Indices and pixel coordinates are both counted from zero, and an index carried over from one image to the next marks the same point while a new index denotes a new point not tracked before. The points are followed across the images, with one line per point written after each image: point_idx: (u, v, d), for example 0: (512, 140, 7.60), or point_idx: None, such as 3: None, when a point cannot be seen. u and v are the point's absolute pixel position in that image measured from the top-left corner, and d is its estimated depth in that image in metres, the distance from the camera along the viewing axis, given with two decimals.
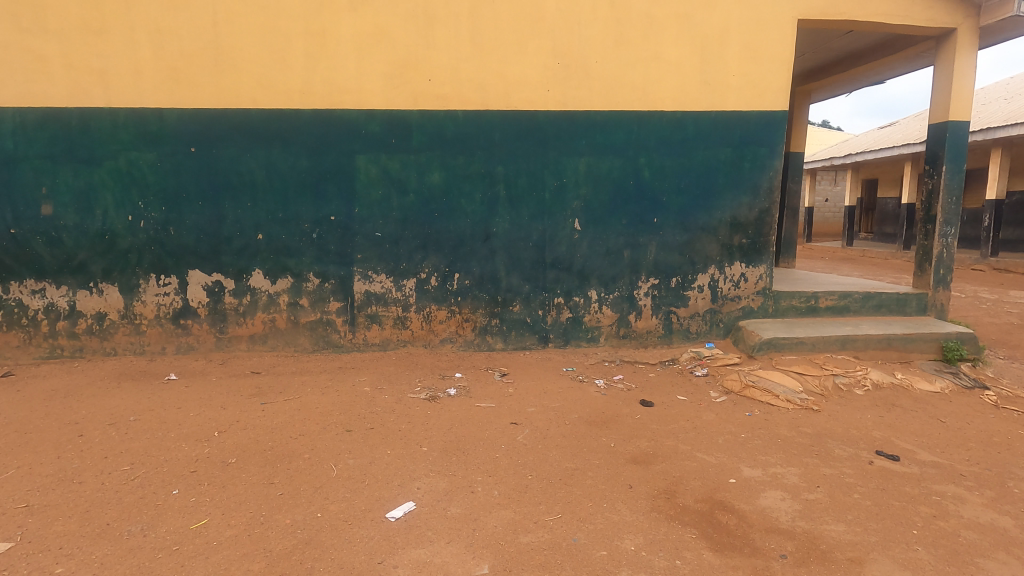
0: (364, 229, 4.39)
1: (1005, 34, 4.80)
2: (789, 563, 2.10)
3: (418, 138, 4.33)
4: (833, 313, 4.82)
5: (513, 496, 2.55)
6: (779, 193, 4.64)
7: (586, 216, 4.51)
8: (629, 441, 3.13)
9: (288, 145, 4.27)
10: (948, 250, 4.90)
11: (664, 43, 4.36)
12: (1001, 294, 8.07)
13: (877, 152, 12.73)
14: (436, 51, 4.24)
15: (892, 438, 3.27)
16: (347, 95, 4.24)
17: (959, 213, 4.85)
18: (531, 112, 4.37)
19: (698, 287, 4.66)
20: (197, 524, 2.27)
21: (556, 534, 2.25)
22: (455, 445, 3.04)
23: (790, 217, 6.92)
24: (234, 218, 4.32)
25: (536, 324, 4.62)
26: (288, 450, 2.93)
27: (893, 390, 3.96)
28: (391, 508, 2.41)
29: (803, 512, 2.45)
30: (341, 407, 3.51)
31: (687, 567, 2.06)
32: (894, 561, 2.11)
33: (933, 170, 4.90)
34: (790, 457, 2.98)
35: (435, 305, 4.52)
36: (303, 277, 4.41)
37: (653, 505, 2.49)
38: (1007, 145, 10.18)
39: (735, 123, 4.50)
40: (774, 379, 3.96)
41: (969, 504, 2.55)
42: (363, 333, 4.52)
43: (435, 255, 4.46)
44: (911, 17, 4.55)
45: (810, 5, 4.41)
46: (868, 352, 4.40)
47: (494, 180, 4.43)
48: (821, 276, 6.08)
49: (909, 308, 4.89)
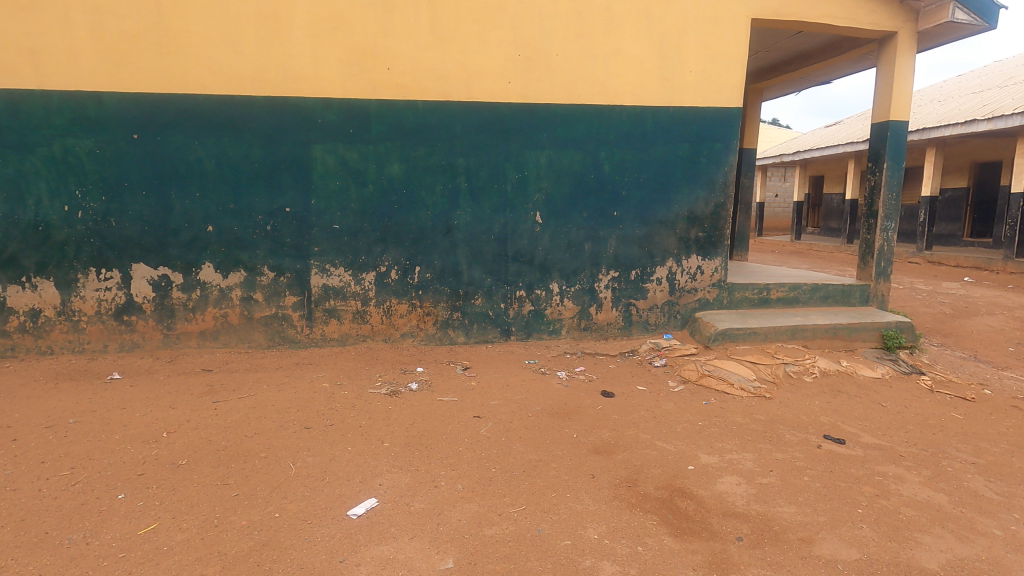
0: (321, 221, 4.27)
1: (941, 40, 5.08)
2: (745, 545, 2.17)
3: (378, 128, 4.23)
4: (783, 304, 5.00)
5: (477, 490, 2.53)
6: (734, 188, 4.76)
7: (547, 209, 4.52)
8: (591, 432, 3.17)
9: (239, 133, 4.10)
10: (889, 243, 5.15)
11: (624, 39, 4.41)
12: (935, 285, 8.59)
13: (823, 150, 13.24)
14: (396, 39, 4.15)
15: (838, 422, 3.43)
16: (303, 82, 4.10)
17: (898, 208, 5.10)
18: (493, 104, 4.34)
19: (657, 279, 4.75)
20: (146, 529, 2.16)
21: (520, 526, 2.26)
22: (417, 440, 3.01)
23: (743, 212, 7.12)
24: (182, 210, 4.12)
25: (498, 317, 4.61)
26: (243, 450, 2.83)
27: (839, 377, 4.15)
28: (353, 506, 2.36)
29: (757, 495, 2.54)
30: (298, 404, 3.41)
31: (649, 553, 2.11)
32: (841, 540, 2.21)
33: (875, 167, 5.14)
34: (745, 444, 3.08)
35: (396, 298, 4.45)
36: (256, 270, 4.26)
37: (615, 494, 2.52)
38: (941, 145, 10.80)
39: (692, 119, 4.59)
40: (729, 368, 4.09)
41: (908, 482, 2.70)
42: (321, 328, 4.40)
43: (395, 248, 4.38)
44: (856, 19, 4.74)
45: (762, 6, 4.53)
46: (816, 341, 4.59)
47: (456, 172, 4.38)
48: (772, 269, 6.28)
49: (853, 298, 5.13)
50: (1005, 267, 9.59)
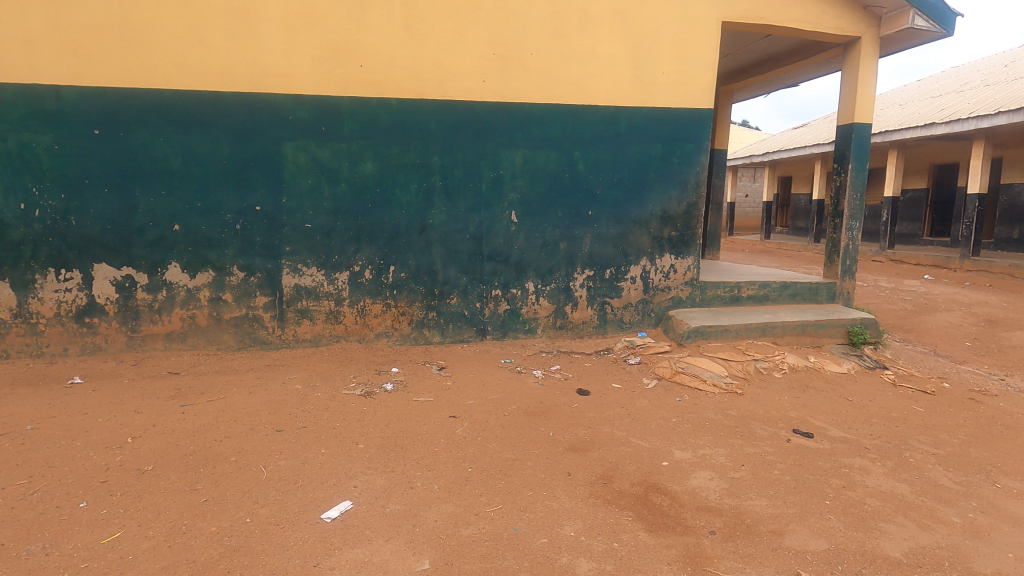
0: (293, 220, 4.20)
1: (902, 45, 5.25)
2: (718, 538, 2.21)
3: (351, 126, 4.17)
4: (754, 302, 5.11)
5: (453, 490, 2.52)
6: (705, 188, 4.84)
7: (522, 208, 4.53)
8: (567, 430, 3.18)
9: (207, 129, 3.99)
10: (854, 242, 5.31)
11: (598, 39, 4.44)
12: (898, 283, 8.89)
13: (791, 151, 13.55)
14: (369, 36, 4.10)
15: (807, 417, 3.52)
16: (274, 78, 4.02)
17: (862, 208, 5.26)
18: (467, 103, 4.32)
19: (631, 278, 4.80)
20: (109, 538, 2.09)
21: (496, 525, 2.26)
22: (392, 441, 2.98)
23: (714, 211, 7.24)
24: (147, 208, 4.01)
25: (474, 317, 4.59)
26: (212, 454, 2.76)
27: (807, 372, 4.26)
28: (327, 509, 2.32)
29: (729, 489, 2.58)
30: (270, 407, 3.34)
31: (624, 549, 2.13)
32: (810, 531, 2.27)
33: (840, 168, 5.28)
34: (717, 439, 3.14)
35: (370, 298, 4.39)
36: (225, 270, 4.16)
37: (591, 491, 2.54)
38: (903, 147, 11.17)
39: (665, 120, 4.65)
40: (702, 365, 4.16)
41: (873, 474, 2.79)
42: (293, 329, 4.32)
43: (369, 247, 4.33)
44: (822, 23, 4.86)
45: (732, 9, 4.61)
46: (785, 337, 4.70)
47: (430, 171, 4.35)
48: (741, 267, 6.40)
49: (820, 296, 5.27)
50: (961, 266, 9.97)
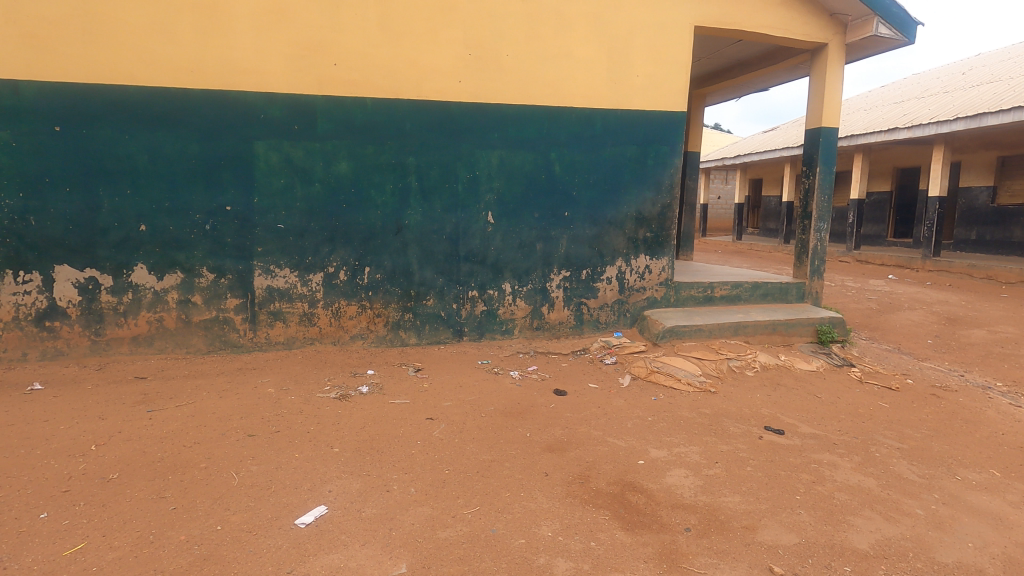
0: (265, 221, 4.12)
1: (866, 52, 5.42)
2: (693, 535, 2.24)
3: (324, 125, 4.11)
4: (726, 302, 5.20)
5: (430, 492, 2.50)
6: (679, 189, 4.91)
7: (498, 209, 4.52)
8: (544, 430, 3.19)
9: (175, 127, 3.89)
10: (822, 243, 5.44)
11: (574, 41, 4.47)
12: (864, 283, 9.14)
13: (761, 154, 13.84)
14: (343, 34, 4.05)
15: (778, 414, 3.59)
16: (245, 76, 3.94)
17: (830, 210, 5.40)
18: (443, 103, 4.30)
19: (607, 279, 4.84)
20: (72, 549, 2.02)
21: (474, 527, 2.25)
22: (368, 444, 2.94)
23: (688, 213, 7.35)
24: (112, 208, 3.89)
25: (450, 318, 4.57)
26: (181, 461, 2.68)
27: (778, 370, 4.35)
28: (301, 514, 2.28)
29: (703, 486, 2.62)
30: (242, 411, 3.27)
31: (602, 548, 2.14)
32: (781, 526, 2.31)
33: (808, 171, 5.42)
34: (691, 437, 3.18)
35: (345, 300, 4.34)
36: (194, 272, 4.06)
37: (568, 491, 2.55)
38: (868, 150, 11.51)
39: (640, 122, 4.71)
40: (677, 364, 4.21)
41: (842, 468, 2.87)
42: (265, 331, 4.24)
43: (344, 248, 4.27)
44: (791, 29, 4.98)
45: (704, 14, 4.69)
46: (757, 336, 4.80)
47: (406, 172, 4.31)
48: (714, 268, 6.51)
49: (790, 296, 5.39)
50: (923, 266, 10.24)
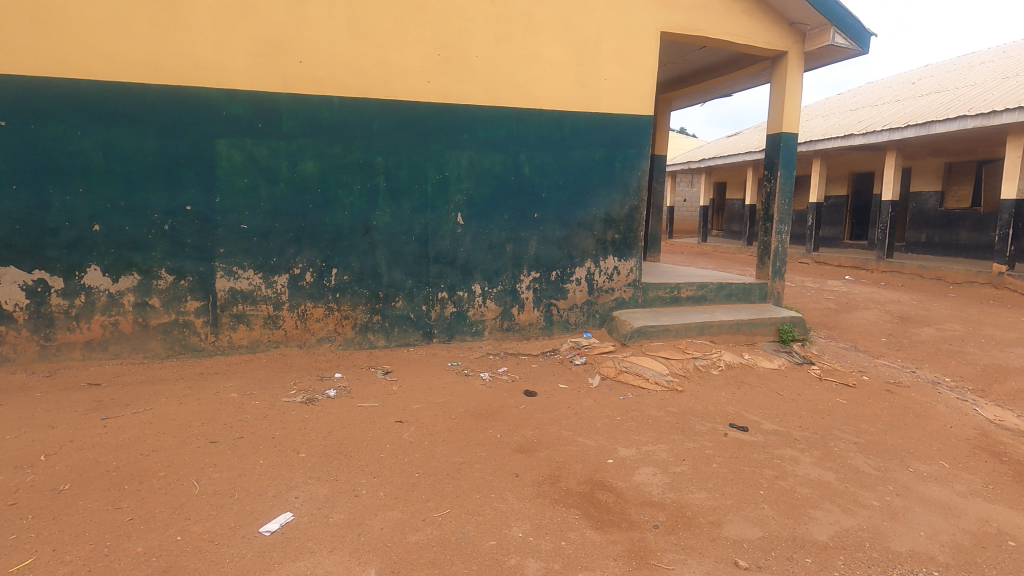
0: (227, 221, 4.00)
1: (823, 61, 5.62)
2: (661, 531, 2.28)
3: (290, 123, 4.03)
4: (692, 302, 5.31)
5: (400, 496, 2.47)
6: (647, 192, 4.99)
7: (468, 210, 4.51)
8: (514, 431, 3.19)
9: (132, 124, 3.76)
10: (782, 245, 5.61)
11: (542, 44, 4.50)
12: (823, 283, 9.45)
13: (725, 158, 14.20)
14: (309, 31, 3.98)
15: (742, 411, 3.69)
16: (206, 71, 3.83)
17: (790, 213, 5.57)
18: (412, 103, 4.26)
19: (576, 280, 4.88)
20: (19, 565, 1.92)
21: (444, 530, 2.23)
22: (336, 448, 2.89)
23: (655, 215, 7.48)
24: (64, 206, 3.73)
25: (420, 320, 4.53)
26: (138, 469, 2.58)
27: (742, 368, 4.46)
28: (266, 522, 2.22)
29: (671, 484, 2.67)
30: (203, 417, 3.17)
31: (572, 547, 2.15)
32: (746, 520, 2.37)
33: (770, 175, 5.58)
34: (659, 435, 3.23)
35: (311, 302, 4.25)
36: (152, 274, 3.92)
37: (538, 491, 2.56)
38: (825, 156, 11.93)
39: (608, 125, 4.77)
40: (645, 364, 4.27)
41: (802, 463, 2.96)
42: (228, 335, 4.12)
43: (310, 249, 4.19)
44: (753, 37, 5.12)
45: (670, 20, 4.79)
46: (721, 336, 4.91)
47: (374, 172, 4.26)
48: (680, 269, 6.63)
49: (753, 296, 5.54)
50: (877, 267, 10.66)
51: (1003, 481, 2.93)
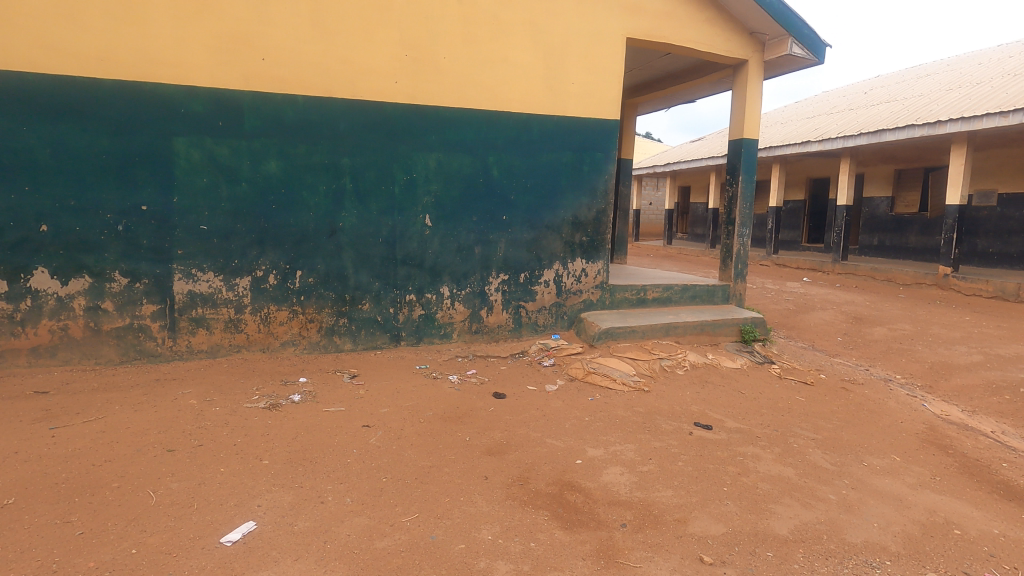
0: (185, 221, 3.88)
1: (782, 70, 5.81)
2: (629, 530, 2.31)
3: (251, 122, 3.92)
4: (658, 304, 5.40)
5: (367, 502, 2.44)
6: (614, 195, 5.05)
7: (436, 212, 4.48)
8: (484, 434, 3.19)
9: (83, 120, 3.61)
10: (744, 247, 5.77)
11: (510, 47, 4.52)
12: (782, 285, 9.76)
13: (689, 163, 14.52)
14: (273, 28, 3.90)
15: (706, 410, 3.77)
16: (163, 68, 3.71)
17: (751, 217, 5.74)
18: (379, 104, 4.21)
19: (545, 282, 4.90)
20: None
21: (413, 535, 2.21)
22: (300, 455, 2.82)
23: (621, 218, 7.59)
24: (8, 206, 3.55)
25: (387, 322, 4.48)
26: (90, 481, 2.47)
27: (706, 368, 4.56)
28: (227, 532, 2.15)
29: (638, 483, 2.71)
30: (160, 425, 3.05)
31: (541, 548, 2.16)
32: (710, 517, 2.43)
33: (732, 179, 5.73)
34: (626, 435, 3.28)
35: (274, 305, 4.15)
36: (105, 276, 3.77)
37: (508, 493, 2.56)
38: (784, 161, 12.33)
39: (575, 129, 4.81)
40: (612, 365, 4.33)
41: (764, 460, 3.04)
42: (186, 339, 3.98)
43: (273, 250, 4.09)
44: (715, 45, 5.25)
45: (635, 26, 4.87)
46: (686, 336, 5.02)
47: (340, 172, 4.19)
48: (645, 272, 6.74)
49: (716, 297, 5.67)
50: (833, 269, 11.06)
51: (948, 473, 3.09)
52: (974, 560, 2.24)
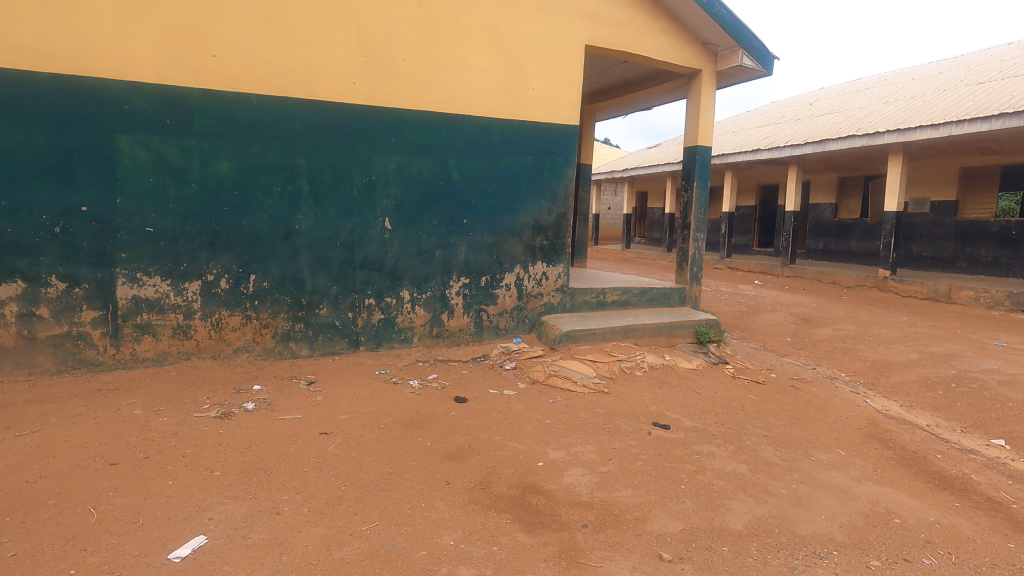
0: (130, 223, 3.70)
1: (733, 80, 6.03)
2: (590, 530, 2.33)
3: (202, 121, 3.79)
4: (617, 306, 5.50)
5: (325, 511, 2.38)
6: (573, 200, 5.12)
7: (396, 215, 4.43)
8: (445, 439, 3.16)
9: (16, 115, 3.40)
10: (699, 251, 5.93)
11: (470, 50, 4.52)
12: (735, 288, 10.08)
13: (646, 169, 14.85)
14: (224, 24, 3.77)
15: (664, 410, 3.86)
16: (105, 62, 3.54)
17: (705, 221, 5.91)
18: (337, 105, 4.14)
19: (506, 286, 4.91)
20: None
21: (373, 543, 2.16)
22: (254, 464, 2.73)
23: (581, 222, 7.70)
24: None
25: (346, 327, 4.39)
26: (23, 499, 2.32)
27: (663, 369, 4.67)
28: (175, 548, 2.06)
29: (599, 483, 2.74)
30: (102, 437, 2.89)
31: (503, 551, 2.16)
32: (669, 514, 2.48)
33: (687, 185, 5.89)
34: (587, 437, 3.31)
35: (226, 310, 4.01)
36: (40, 281, 3.55)
37: (470, 498, 2.54)
38: (736, 168, 12.77)
39: (535, 134, 4.85)
40: (573, 367, 4.37)
41: (719, 457, 3.14)
42: (130, 347, 3.80)
43: (225, 254, 3.95)
44: (670, 54, 5.40)
45: (594, 34, 4.96)
46: (644, 338, 5.12)
47: (296, 174, 4.09)
48: (605, 275, 6.84)
49: (673, 300, 5.81)
50: (782, 272, 11.52)
51: (889, 465, 3.25)
52: (913, 546, 2.37)
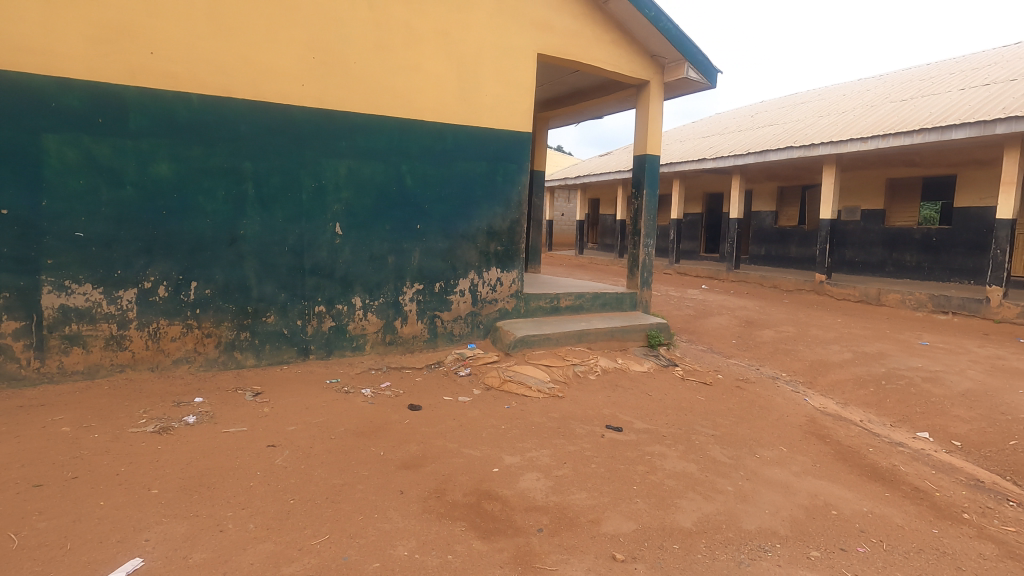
0: (57, 228, 3.48)
1: (679, 92, 6.25)
2: (545, 534, 2.34)
3: (138, 121, 3.61)
4: (571, 311, 5.57)
5: (272, 526, 2.29)
6: (527, 206, 5.16)
7: (347, 220, 4.34)
8: (399, 447, 3.11)
9: None
10: (648, 257, 6.09)
11: (422, 55, 4.50)
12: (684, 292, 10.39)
13: (598, 176, 15.13)
14: (163, 21, 3.62)
15: (617, 413, 3.93)
16: (30, 56, 3.32)
17: (654, 228, 6.07)
18: (285, 107, 4.03)
19: (460, 292, 4.89)
20: None
21: (323, 557, 2.10)
22: (196, 481, 2.60)
23: (535, 228, 7.76)
24: None
25: (295, 336, 4.26)
26: None
27: (616, 373, 4.75)
28: (107, 572, 1.93)
29: (554, 487, 2.76)
30: (25, 457, 2.69)
31: (459, 560, 2.14)
32: (622, 515, 2.52)
33: (637, 192, 6.04)
34: (542, 441, 3.33)
35: (165, 319, 3.82)
36: None
37: (424, 507, 2.51)
38: (683, 177, 13.21)
39: (489, 140, 4.87)
40: (527, 372, 4.39)
41: (669, 457, 3.22)
42: (57, 360, 3.55)
43: (164, 260, 3.77)
44: (619, 65, 5.54)
45: (545, 43, 5.04)
46: (597, 342, 5.20)
47: (241, 177, 3.95)
48: (558, 280, 6.90)
49: (624, 304, 5.93)
50: (728, 276, 11.97)
51: (826, 460, 3.43)
52: (848, 536, 2.50)
